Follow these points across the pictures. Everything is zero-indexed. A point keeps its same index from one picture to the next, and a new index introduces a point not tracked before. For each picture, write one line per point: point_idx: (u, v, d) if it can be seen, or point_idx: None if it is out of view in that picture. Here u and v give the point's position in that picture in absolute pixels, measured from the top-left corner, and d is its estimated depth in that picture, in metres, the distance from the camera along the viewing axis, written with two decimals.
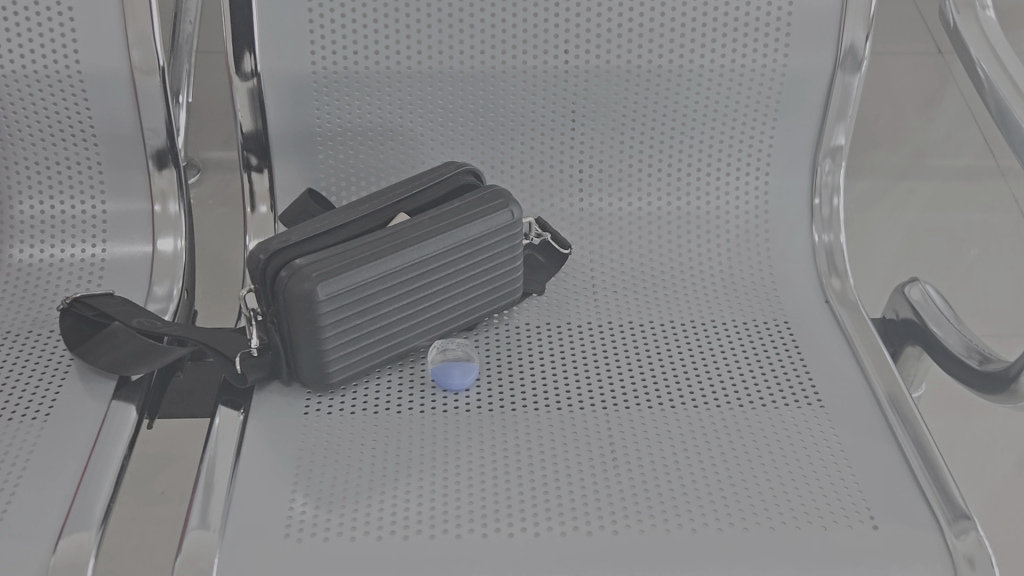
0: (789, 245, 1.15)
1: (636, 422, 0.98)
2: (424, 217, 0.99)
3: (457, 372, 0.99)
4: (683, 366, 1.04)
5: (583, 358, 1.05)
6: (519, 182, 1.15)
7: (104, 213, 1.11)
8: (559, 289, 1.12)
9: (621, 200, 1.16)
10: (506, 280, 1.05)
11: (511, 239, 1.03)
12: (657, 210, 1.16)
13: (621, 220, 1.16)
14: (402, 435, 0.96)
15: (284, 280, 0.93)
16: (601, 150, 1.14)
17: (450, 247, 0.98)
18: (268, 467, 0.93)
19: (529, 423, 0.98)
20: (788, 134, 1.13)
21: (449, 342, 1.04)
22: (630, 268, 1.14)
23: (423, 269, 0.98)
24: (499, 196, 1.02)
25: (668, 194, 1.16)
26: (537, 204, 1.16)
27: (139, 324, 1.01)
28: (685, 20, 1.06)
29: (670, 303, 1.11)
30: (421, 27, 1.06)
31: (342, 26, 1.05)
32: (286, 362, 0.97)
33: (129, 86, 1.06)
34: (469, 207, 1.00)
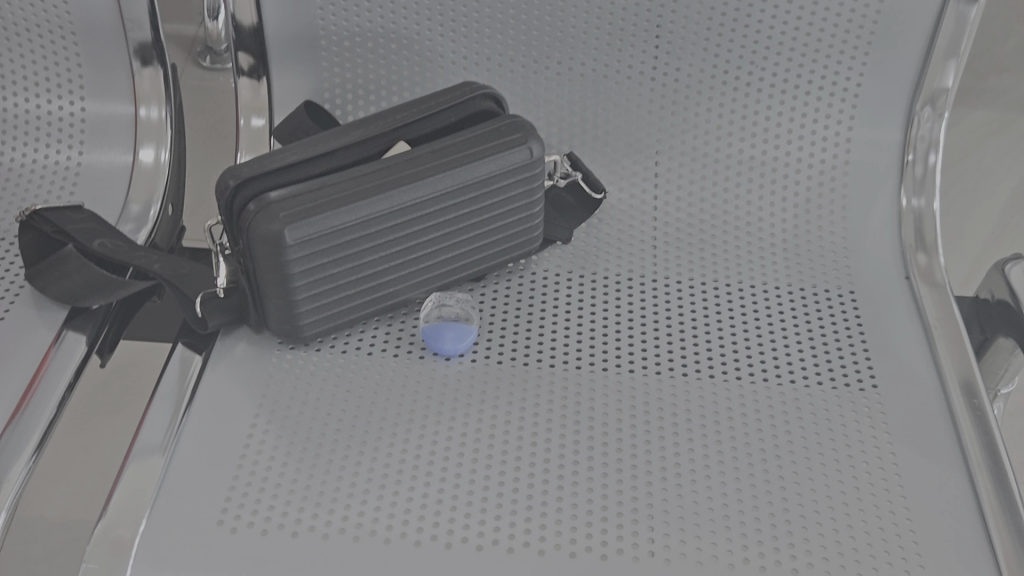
0: (870, 207, 0.97)
1: (655, 401, 0.83)
2: (425, 150, 0.83)
3: (450, 336, 0.85)
4: (721, 340, 0.88)
5: (606, 323, 0.89)
6: (556, 109, 0.99)
7: (83, 113, 0.99)
8: (589, 237, 0.96)
9: (674, 137, 0.99)
10: (520, 228, 0.90)
11: (529, 180, 0.87)
12: (715, 149, 0.98)
13: (671, 156, 0.99)
14: (379, 399, 0.83)
15: (249, 218, 0.79)
16: (653, 76, 0.96)
17: (453, 189, 0.83)
18: (217, 425, 0.81)
19: (528, 394, 0.83)
20: (886, 70, 0.93)
21: (449, 298, 0.90)
22: (676, 217, 0.98)
23: (418, 213, 0.83)
24: (518, 129, 0.86)
25: (730, 133, 0.98)
26: (574, 132, 1.00)
27: (100, 253, 0.89)
28: None
29: (717, 263, 0.95)
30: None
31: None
32: (255, 305, 0.84)
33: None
34: (479, 142, 0.84)
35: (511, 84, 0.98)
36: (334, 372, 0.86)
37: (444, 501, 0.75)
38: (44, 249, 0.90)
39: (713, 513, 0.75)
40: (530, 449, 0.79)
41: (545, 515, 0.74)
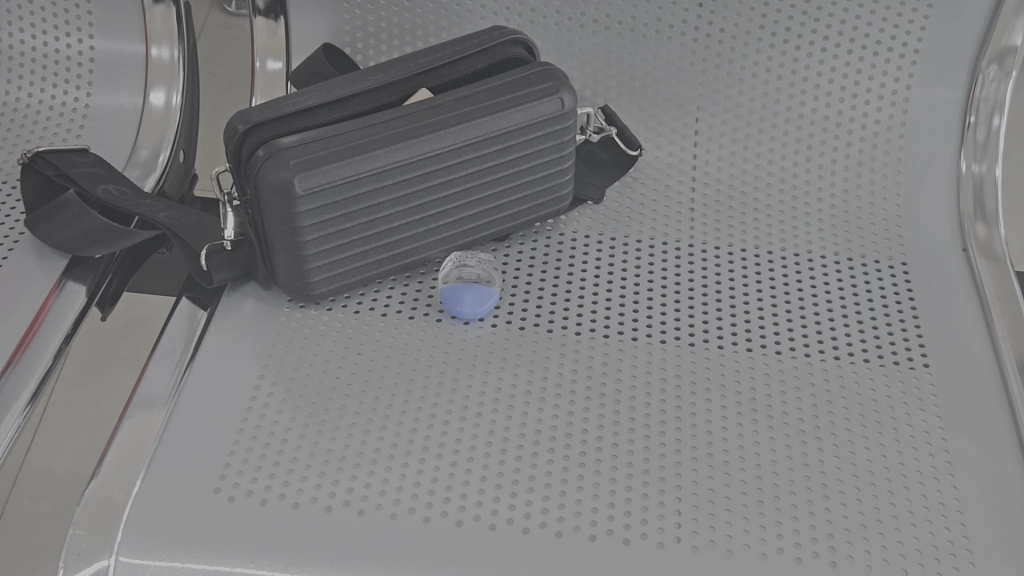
0: (927, 171, 0.89)
1: (688, 375, 0.77)
2: (448, 97, 0.78)
3: (469, 299, 0.80)
4: (759, 311, 0.82)
5: (637, 290, 0.83)
6: (592, 60, 0.92)
7: (92, 52, 0.94)
8: (623, 198, 0.90)
9: (718, 92, 0.92)
10: (547, 185, 0.84)
11: (559, 134, 0.81)
12: (761, 105, 0.92)
13: (714, 113, 0.92)
14: (392, 364, 0.78)
15: (258, 165, 0.73)
16: (698, 25, 0.90)
17: (476, 141, 0.77)
18: (219, 385, 0.76)
19: (551, 363, 0.78)
20: (948, 20, 0.87)
21: (472, 258, 0.84)
22: (717, 178, 0.92)
23: (439, 166, 0.77)
24: (548, 78, 0.80)
25: (778, 89, 0.91)
26: (611, 83, 0.93)
27: (103, 200, 0.83)
28: None
29: (759, 228, 0.88)
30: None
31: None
32: (263, 259, 0.80)
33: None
34: (506, 90, 0.78)
35: (544, 31, 0.92)
36: (347, 332, 0.80)
37: (457, 475, 0.70)
38: (47, 193, 0.85)
39: (747, 497, 0.69)
40: (551, 422, 0.73)
41: (565, 494, 0.69)
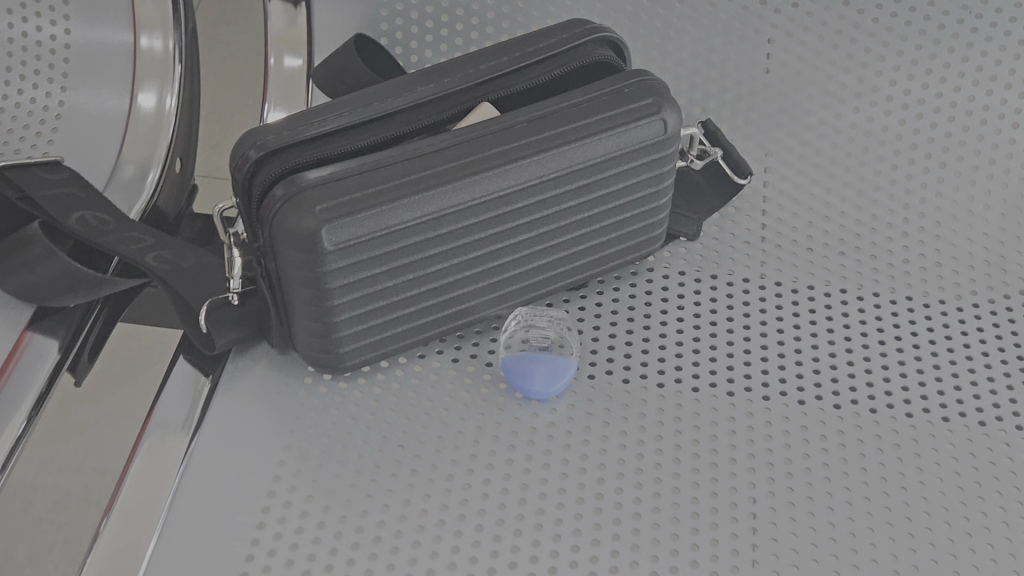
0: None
1: (821, 480, 0.59)
2: (519, 120, 0.60)
3: (540, 375, 0.63)
4: (904, 383, 0.64)
5: (748, 353, 0.66)
6: (687, 65, 0.76)
7: (67, 38, 0.74)
8: (724, 235, 0.72)
9: (842, 103, 0.75)
10: (636, 226, 0.66)
11: (657, 162, 0.63)
12: (896, 121, 0.74)
13: (838, 129, 0.75)
14: (441, 463, 0.60)
15: (274, 208, 0.56)
16: (811, 19, 0.75)
17: (554, 176, 0.60)
18: (220, 488, 0.59)
19: (646, 464, 0.60)
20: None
21: (543, 313, 0.67)
22: (839, 213, 0.72)
23: (506, 209, 0.60)
24: (647, 93, 0.62)
25: (917, 101, 0.74)
26: (712, 88, 0.76)
27: (77, 232, 0.66)
28: None
29: (896, 274, 0.70)
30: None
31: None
32: (278, 320, 0.62)
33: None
34: (594, 110, 0.61)
35: (631, 21, 0.76)
36: (384, 414, 0.63)
37: None
38: (4, 223, 0.67)
39: None
40: (650, 553, 0.56)
41: None
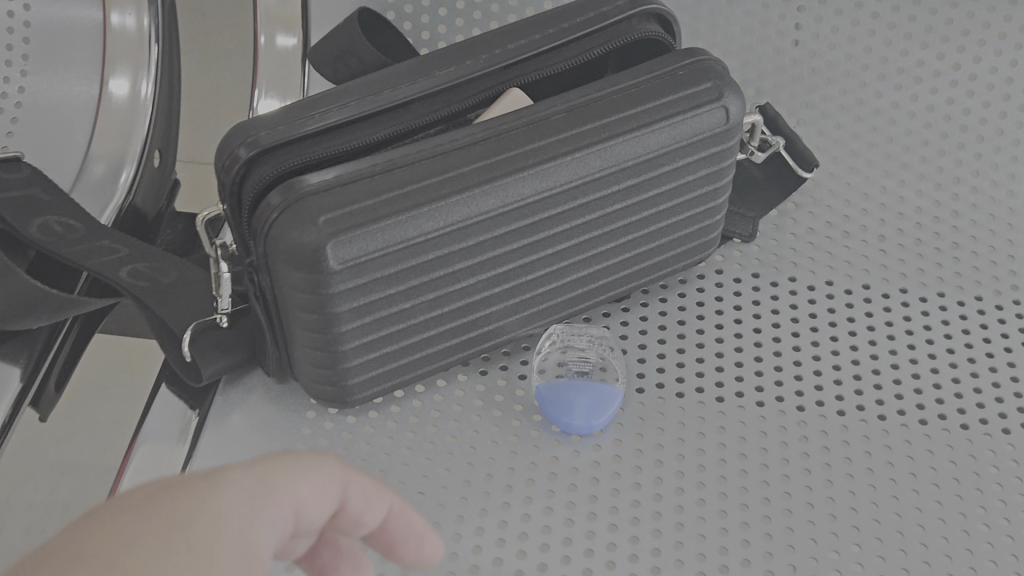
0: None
1: (916, 529, 0.50)
2: (556, 108, 0.51)
3: (581, 406, 0.54)
4: (1000, 409, 0.55)
5: (818, 375, 0.57)
6: (739, 42, 0.67)
7: (26, 14, 0.63)
8: (784, 235, 0.63)
9: (915, 85, 0.66)
10: (688, 230, 0.57)
11: (715, 156, 0.54)
12: (977, 106, 0.65)
13: (910, 114, 0.66)
14: (468, 512, 0.51)
15: (269, 220, 0.47)
16: None
17: (599, 175, 0.51)
18: None
19: (708, 511, 0.51)
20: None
21: (581, 333, 0.58)
22: (916, 207, 0.64)
23: (543, 215, 0.51)
24: (706, 74, 0.53)
25: (1000, 83, 0.65)
26: (767, 68, 0.67)
27: (44, 245, 0.57)
28: None
29: (982, 278, 0.61)
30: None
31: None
32: (274, 346, 0.53)
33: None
34: (644, 95, 0.51)
35: None
36: (399, 454, 0.54)
37: None
38: None
39: None
40: None
41: None
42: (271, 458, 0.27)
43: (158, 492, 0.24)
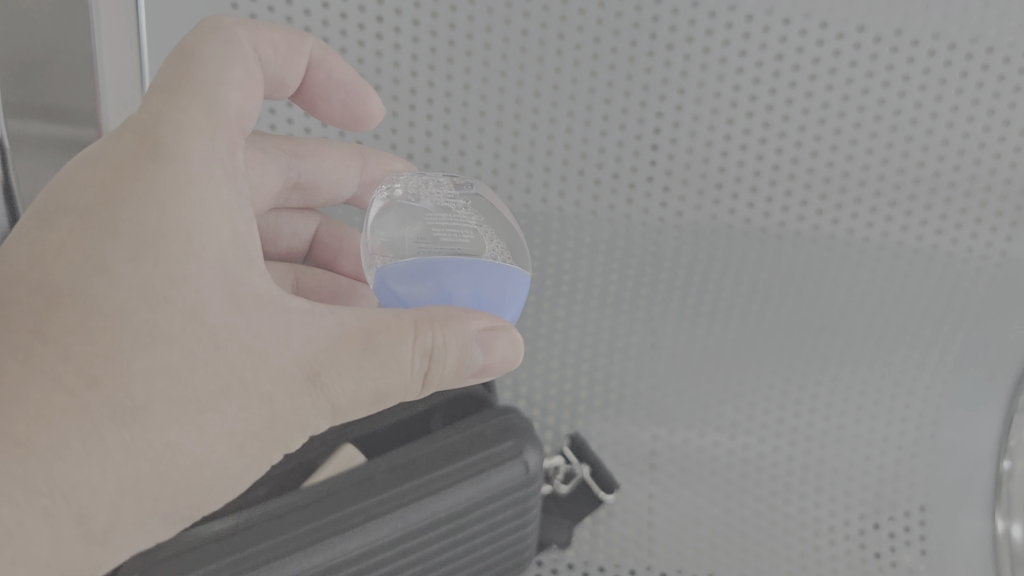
0: (975, 418, 0.71)
1: None
2: (381, 463, 0.57)
3: (461, 290, 0.44)
4: None
5: None
6: (557, 382, 0.70)
7: None
8: (594, 548, 0.70)
9: (715, 433, 0.72)
10: (500, 556, 0.64)
11: (519, 501, 0.61)
12: (761, 440, 0.72)
13: (708, 446, 0.72)
14: None
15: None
16: (687, 350, 0.69)
17: (427, 525, 0.56)
18: None
19: None
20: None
21: (442, 180, 0.52)
22: (710, 514, 0.72)
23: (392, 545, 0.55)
24: (507, 431, 0.61)
25: (793, 430, 0.71)
26: (581, 395, 0.71)
27: None
28: (868, 174, 0.63)
29: (775, 562, 0.71)
30: (469, 27, 0.58)
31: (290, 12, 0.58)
32: None
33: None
34: (455, 450, 0.59)
35: None
36: None
37: None
38: None
39: None
40: None
41: None
42: (182, 109, 0.37)
43: (118, 171, 0.35)
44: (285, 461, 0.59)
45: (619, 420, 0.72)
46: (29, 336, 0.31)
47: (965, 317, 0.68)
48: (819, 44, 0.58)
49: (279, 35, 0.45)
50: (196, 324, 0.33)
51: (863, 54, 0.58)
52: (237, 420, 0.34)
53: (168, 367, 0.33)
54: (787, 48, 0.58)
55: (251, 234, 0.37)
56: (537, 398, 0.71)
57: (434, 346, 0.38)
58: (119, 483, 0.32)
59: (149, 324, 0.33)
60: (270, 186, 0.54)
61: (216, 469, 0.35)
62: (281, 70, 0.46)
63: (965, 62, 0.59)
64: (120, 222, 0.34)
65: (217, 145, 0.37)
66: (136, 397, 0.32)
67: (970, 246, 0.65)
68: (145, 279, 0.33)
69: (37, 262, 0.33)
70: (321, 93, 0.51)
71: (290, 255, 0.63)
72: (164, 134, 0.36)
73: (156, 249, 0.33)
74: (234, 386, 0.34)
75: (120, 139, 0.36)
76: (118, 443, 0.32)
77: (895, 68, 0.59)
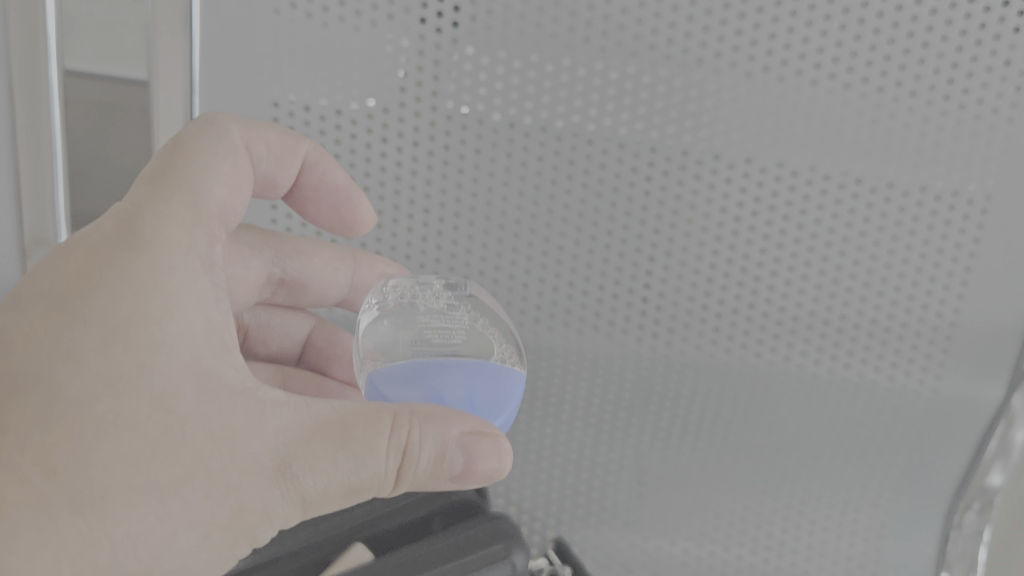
0: (913, 542, 0.79)
1: None
2: (385, 561, 0.66)
3: (453, 390, 0.57)
4: None
5: None
6: (545, 491, 0.80)
7: None
8: None
9: (684, 543, 0.80)
10: None
11: None
12: (725, 550, 0.80)
13: (679, 554, 0.81)
14: None
15: None
16: (660, 467, 0.78)
17: None
18: None
19: None
20: (1008, 293, 0.71)
21: (435, 284, 0.64)
22: None
23: None
24: (496, 536, 0.69)
25: (756, 542, 0.80)
26: (566, 504, 0.80)
27: None
28: (813, 317, 0.73)
29: None
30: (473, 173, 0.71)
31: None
32: None
33: (60, 70, 0.69)
34: (451, 550, 0.68)
35: None
36: None
37: None
38: None
39: None
40: None
41: None
42: (160, 221, 0.49)
43: (101, 265, 0.47)
44: (294, 559, 0.68)
45: (599, 529, 0.81)
46: (14, 424, 0.42)
47: (904, 446, 0.76)
48: (769, 208, 0.69)
49: (275, 136, 0.60)
50: (162, 410, 0.44)
51: (807, 218, 0.70)
52: (202, 497, 0.44)
53: (134, 443, 0.43)
54: (743, 210, 0.70)
55: (218, 322, 0.48)
56: (528, 504, 0.80)
57: (408, 440, 0.47)
58: (101, 547, 0.42)
59: (114, 409, 0.43)
60: (258, 276, 0.69)
61: (187, 550, 0.44)
62: (273, 166, 0.61)
63: (894, 226, 0.69)
64: (99, 314, 0.45)
65: (191, 241, 0.50)
66: (93, 486, 0.42)
67: (904, 383, 0.74)
68: (117, 368, 0.44)
69: (24, 360, 0.44)
70: (314, 194, 0.65)
71: (284, 354, 0.77)
72: (144, 232, 0.48)
73: (126, 339, 0.44)
74: (196, 474, 0.44)
75: (106, 236, 0.48)
76: (90, 518, 0.42)
77: (834, 230, 0.70)
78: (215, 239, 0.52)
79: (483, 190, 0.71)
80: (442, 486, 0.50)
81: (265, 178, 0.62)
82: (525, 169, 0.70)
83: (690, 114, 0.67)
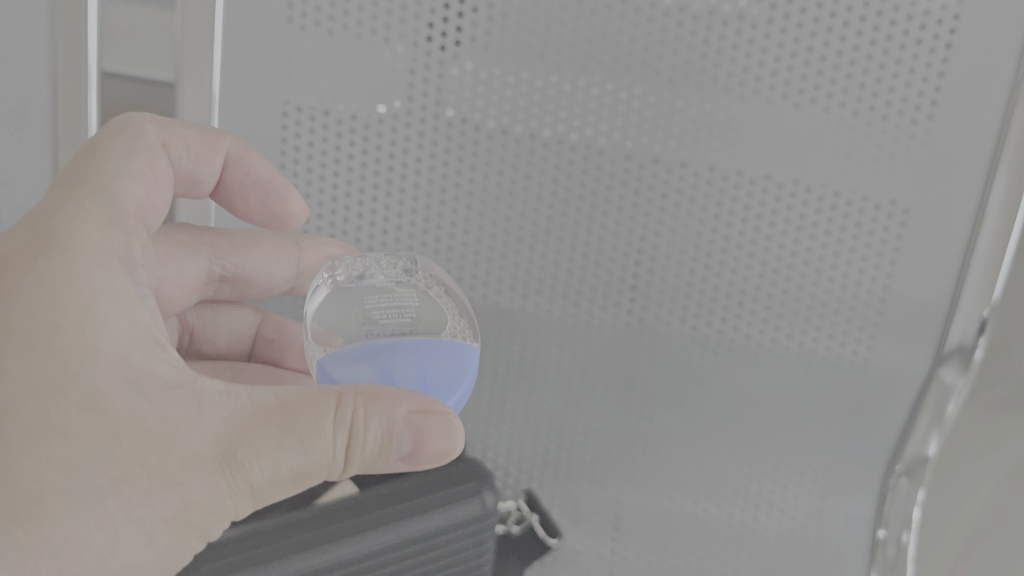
0: (853, 503, 0.86)
1: None
2: (370, 493, 0.74)
3: (405, 365, 0.62)
4: None
5: None
6: (519, 446, 0.88)
7: None
8: None
9: (645, 496, 0.89)
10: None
11: (476, 534, 0.78)
12: (681, 505, 0.88)
13: (640, 507, 0.89)
14: None
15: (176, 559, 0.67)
16: (623, 427, 0.86)
17: (402, 542, 0.73)
18: None
19: None
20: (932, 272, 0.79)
21: (386, 261, 0.70)
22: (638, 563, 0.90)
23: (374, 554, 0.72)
24: (470, 478, 0.78)
25: (708, 497, 0.88)
26: (538, 459, 0.88)
27: None
28: (759, 291, 0.81)
29: None
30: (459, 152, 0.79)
31: (333, 148, 0.79)
32: None
33: (100, 71, 0.80)
34: (428, 486, 0.76)
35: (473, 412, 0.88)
36: None
37: None
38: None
39: None
40: None
41: None
42: (77, 225, 0.55)
43: (24, 276, 0.53)
44: None
45: (568, 483, 0.89)
46: None
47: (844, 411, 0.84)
48: (719, 192, 0.78)
49: (192, 134, 0.69)
50: (93, 412, 0.50)
51: (754, 199, 0.78)
52: (144, 487, 0.50)
53: (67, 445, 0.49)
54: (695, 193, 0.78)
55: (134, 314, 0.55)
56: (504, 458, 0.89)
57: (355, 419, 0.54)
58: (49, 539, 0.49)
59: (47, 415, 0.49)
60: (199, 272, 0.76)
61: (131, 542, 0.51)
62: (194, 161, 0.69)
63: (830, 210, 0.77)
64: (28, 323, 0.51)
65: (102, 242, 0.56)
66: (35, 489, 0.48)
67: (842, 353, 0.82)
68: (48, 377, 0.50)
69: None
70: (242, 192, 0.73)
71: (232, 349, 0.85)
72: (65, 239, 0.54)
73: (53, 348, 0.51)
74: (134, 471, 0.50)
75: (27, 243, 0.54)
76: (35, 514, 0.48)
77: (778, 212, 0.78)
78: (128, 236, 0.59)
79: (468, 171, 0.79)
80: (391, 463, 0.58)
81: (188, 177, 0.70)
82: (504, 151, 0.78)
83: (650, 105, 0.76)
